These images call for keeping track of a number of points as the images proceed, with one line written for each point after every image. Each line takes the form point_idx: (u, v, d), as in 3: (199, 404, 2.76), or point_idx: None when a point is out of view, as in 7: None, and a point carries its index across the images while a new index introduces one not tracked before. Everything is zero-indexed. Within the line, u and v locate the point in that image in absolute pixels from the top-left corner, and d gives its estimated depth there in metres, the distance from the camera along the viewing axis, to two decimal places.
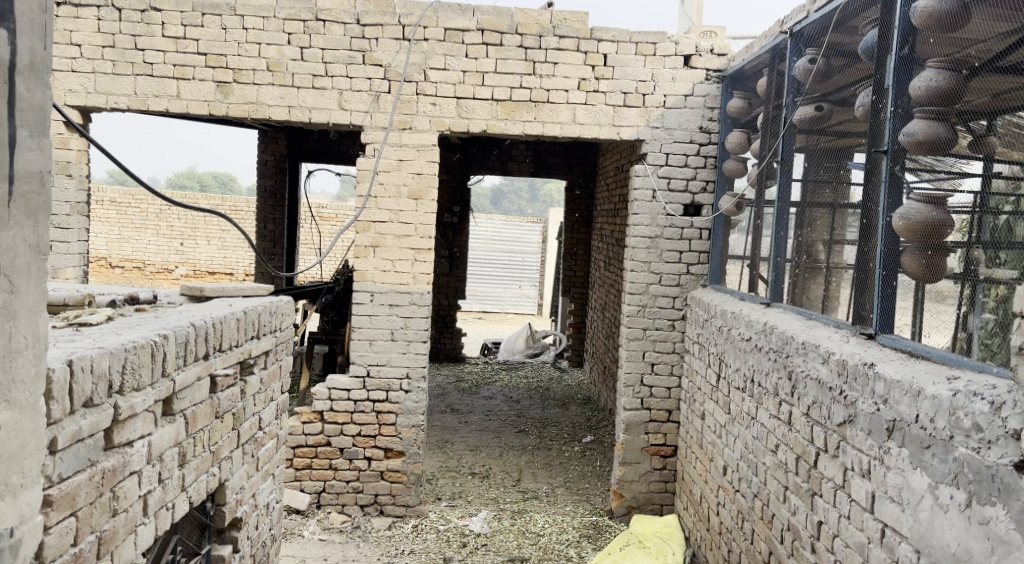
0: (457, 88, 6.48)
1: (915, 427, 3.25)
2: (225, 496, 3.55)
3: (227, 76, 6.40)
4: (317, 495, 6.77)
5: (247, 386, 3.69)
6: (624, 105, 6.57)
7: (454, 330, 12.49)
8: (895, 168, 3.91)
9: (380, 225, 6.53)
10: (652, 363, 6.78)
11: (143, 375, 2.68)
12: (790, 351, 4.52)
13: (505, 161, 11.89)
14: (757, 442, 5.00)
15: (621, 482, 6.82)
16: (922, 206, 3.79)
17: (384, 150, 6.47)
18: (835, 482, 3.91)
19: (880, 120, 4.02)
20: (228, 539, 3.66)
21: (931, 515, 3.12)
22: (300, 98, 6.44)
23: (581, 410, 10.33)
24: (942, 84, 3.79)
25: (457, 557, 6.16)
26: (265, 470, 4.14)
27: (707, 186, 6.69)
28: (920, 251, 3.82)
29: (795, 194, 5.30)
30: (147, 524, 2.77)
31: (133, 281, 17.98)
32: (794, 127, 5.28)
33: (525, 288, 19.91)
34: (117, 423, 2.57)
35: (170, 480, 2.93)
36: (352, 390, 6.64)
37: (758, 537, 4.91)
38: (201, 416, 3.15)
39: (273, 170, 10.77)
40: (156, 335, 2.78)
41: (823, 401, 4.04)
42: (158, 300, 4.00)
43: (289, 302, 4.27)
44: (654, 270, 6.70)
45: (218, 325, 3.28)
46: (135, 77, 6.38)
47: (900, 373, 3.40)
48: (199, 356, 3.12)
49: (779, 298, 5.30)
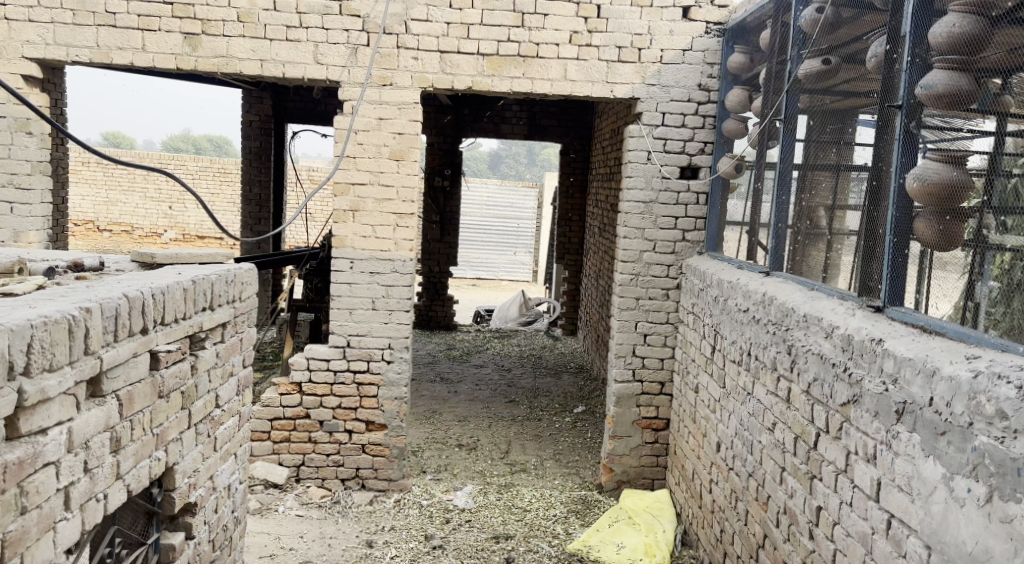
0: (441, 41, 6.11)
1: (928, 411, 2.95)
2: (175, 480, 3.26)
3: (195, 27, 6.03)
4: (296, 468, 6.50)
5: (198, 361, 3.39)
6: (618, 61, 6.21)
7: (444, 297, 12.16)
8: (910, 125, 3.61)
9: (359, 188, 6.20)
10: (644, 333, 6.48)
11: (57, 354, 2.38)
12: (790, 324, 4.22)
13: (498, 122, 11.61)
14: (753, 419, 4.72)
15: (611, 456, 6.56)
16: (940, 165, 3.47)
17: (361, 108, 6.12)
18: (836, 466, 3.63)
19: (895, 72, 3.76)
20: (182, 525, 3.40)
21: (945, 509, 2.84)
22: (273, 51, 6.07)
23: (573, 380, 10.06)
24: (969, 28, 3.42)
25: (439, 535, 5.90)
26: (225, 450, 3.84)
27: (705, 147, 6.34)
28: (935, 217, 3.52)
29: (797, 154, 4.96)
30: (70, 518, 2.48)
31: (122, 245, 17.63)
32: (799, 84, 4.96)
33: (520, 255, 19.56)
34: (24, 410, 2.28)
35: (100, 469, 2.63)
36: (332, 360, 6.34)
37: (752, 519, 4.65)
38: (138, 397, 2.86)
39: (258, 130, 10.41)
40: (76, 309, 2.47)
41: (825, 379, 3.75)
42: (106, 267, 3.70)
43: (250, 270, 3.95)
44: (648, 237, 6.38)
45: (160, 296, 2.98)
46: (97, 28, 6.00)
47: (913, 350, 3.10)
48: (135, 331, 2.82)
49: (780, 267, 4.99)
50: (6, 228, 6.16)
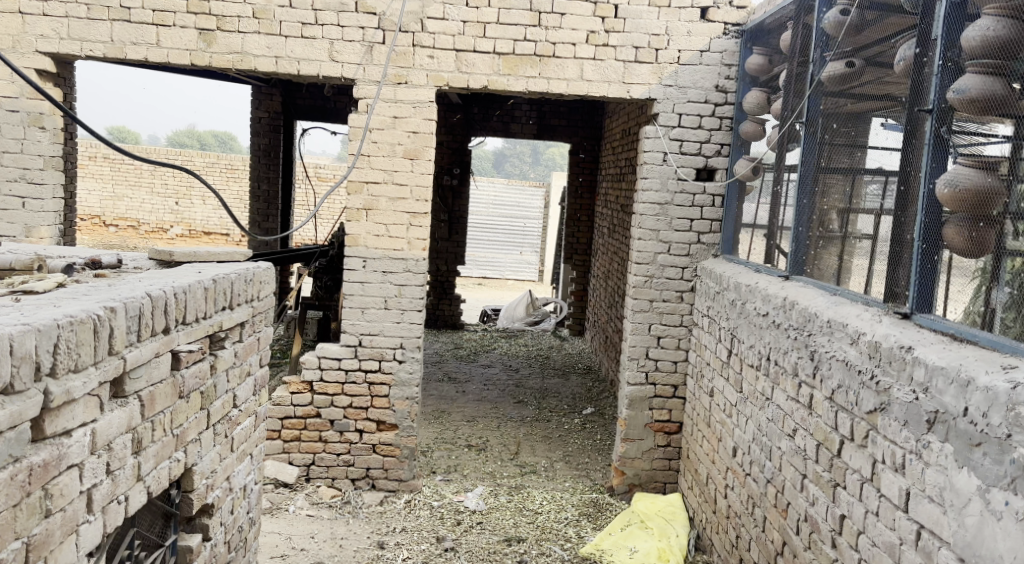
0: (458, 40, 6.06)
1: (962, 422, 2.91)
2: (193, 482, 3.22)
3: (210, 23, 5.98)
4: (306, 468, 6.45)
5: (217, 361, 3.34)
6: (635, 61, 6.16)
7: (452, 296, 12.12)
8: (940, 129, 3.58)
9: (373, 186, 6.15)
10: (658, 336, 6.43)
11: (83, 355, 2.34)
12: (812, 329, 4.18)
13: (507, 122, 11.53)
14: (772, 425, 4.67)
15: (623, 459, 6.51)
16: (972, 172, 3.42)
17: (376, 106, 6.08)
18: (862, 475, 3.59)
19: (924, 76, 3.72)
20: (198, 527, 3.35)
21: (980, 522, 2.79)
22: (287, 48, 6.02)
23: (582, 381, 10.02)
24: (1003, 33, 3.36)
25: (451, 536, 5.85)
26: (241, 450, 3.80)
27: (721, 149, 6.29)
28: (968, 223, 3.43)
29: (817, 157, 4.92)
30: (93, 521, 2.44)
31: (128, 240, 17.60)
32: (822, 86, 4.91)
33: (526, 254, 19.53)
34: (49, 411, 2.24)
35: (122, 471, 2.59)
36: (343, 359, 6.29)
37: (770, 526, 4.60)
38: (160, 398, 2.81)
39: (267, 127, 10.34)
40: (101, 308, 2.43)
41: (850, 386, 3.70)
42: (124, 264, 3.66)
43: (268, 269, 3.91)
44: (663, 239, 6.33)
45: (182, 295, 2.94)
46: (111, 23, 5.96)
47: (946, 359, 3.06)
48: (158, 331, 2.78)
49: (800, 271, 4.95)
50: (17, 223, 6.12)
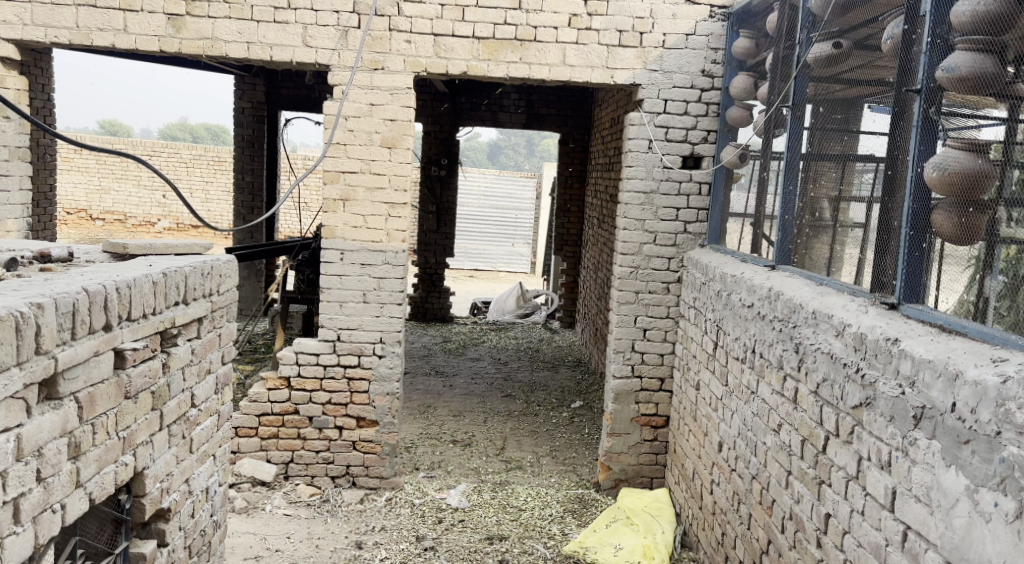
0: (435, 23, 5.89)
1: (950, 418, 2.77)
2: (144, 486, 3.07)
3: (179, 8, 5.80)
4: (285, 466, 6.31)
5: (170, 359, 3.19)
6: (618, 45, 5.99)
7: (441, 289, 11.94)
8: (929, 110, 3.41)
9: (350, 176, 5.98)
10: (644, 328, 6.27)
11: (3, 354, 2.21)
12: (797, 320, 4.02)
13: (495, 111, 11.37)
14: (757, 419, 4.52)
15: (609, 454, 6.36)
16: (961, 154, 3.27)
17: (351, 92, 5.90)
18: (847, 472, 3.44)
19: (913, 55, 3.56)
20: (154, 532, 3.20)
21: (968, 524, 2.66)
22: (260, 33, 5.85)
23: (571, 373, 9.87)
24: (992, 7, 3.19)
25: (431, 535, 5.71)
26: (203, 452, 3.63)
27: (708, 136, 6.13)
28: (957, 209, 3.31)
29: (804, 143, 4.75)
30: (21, 533, 2.32)
31: (115, 234, 17.42)
32: (808, 69, 4.75)
33: (518, 246, 19.37)
34: None
35: (55, 478, 2.45)
36: (322, 354, 6.13)
37: (755, 523, 4.45)
38: (100, 399, 2.67)
39: (251, 117, 10.16)
40: (26, 305, 2.30)
41: (835, 380, 3.55)
42: (75, 258, 3.50)
43: (229, 262, 3.74)
44: (648, 229, 6.18)
45: (126, 289, 2.78)
46: (77, 8, 5.78)
47: (933, 352, 2.91)
48: (97, 328, 2.63)
49: (786, 261, 4.79)
50: None
